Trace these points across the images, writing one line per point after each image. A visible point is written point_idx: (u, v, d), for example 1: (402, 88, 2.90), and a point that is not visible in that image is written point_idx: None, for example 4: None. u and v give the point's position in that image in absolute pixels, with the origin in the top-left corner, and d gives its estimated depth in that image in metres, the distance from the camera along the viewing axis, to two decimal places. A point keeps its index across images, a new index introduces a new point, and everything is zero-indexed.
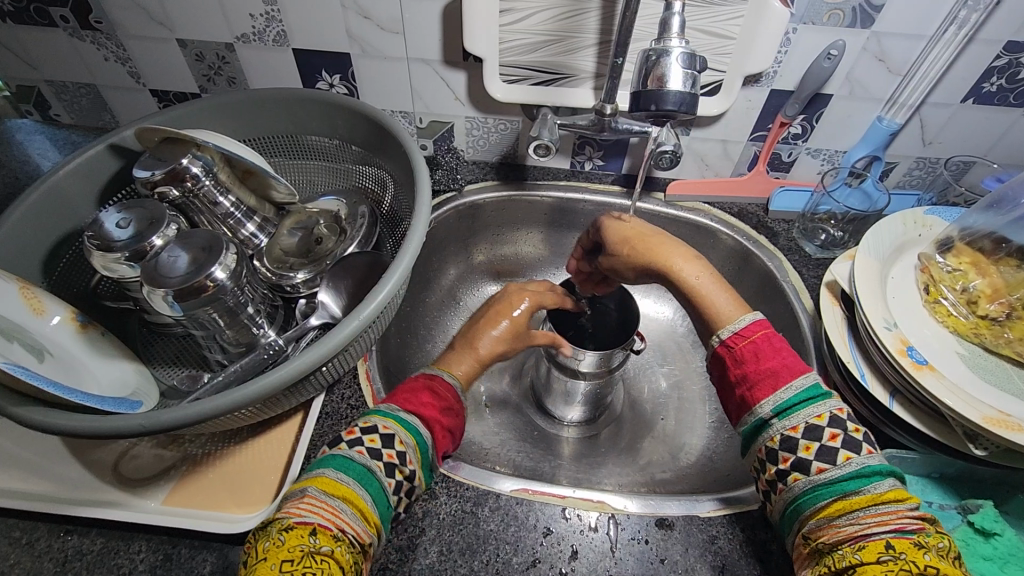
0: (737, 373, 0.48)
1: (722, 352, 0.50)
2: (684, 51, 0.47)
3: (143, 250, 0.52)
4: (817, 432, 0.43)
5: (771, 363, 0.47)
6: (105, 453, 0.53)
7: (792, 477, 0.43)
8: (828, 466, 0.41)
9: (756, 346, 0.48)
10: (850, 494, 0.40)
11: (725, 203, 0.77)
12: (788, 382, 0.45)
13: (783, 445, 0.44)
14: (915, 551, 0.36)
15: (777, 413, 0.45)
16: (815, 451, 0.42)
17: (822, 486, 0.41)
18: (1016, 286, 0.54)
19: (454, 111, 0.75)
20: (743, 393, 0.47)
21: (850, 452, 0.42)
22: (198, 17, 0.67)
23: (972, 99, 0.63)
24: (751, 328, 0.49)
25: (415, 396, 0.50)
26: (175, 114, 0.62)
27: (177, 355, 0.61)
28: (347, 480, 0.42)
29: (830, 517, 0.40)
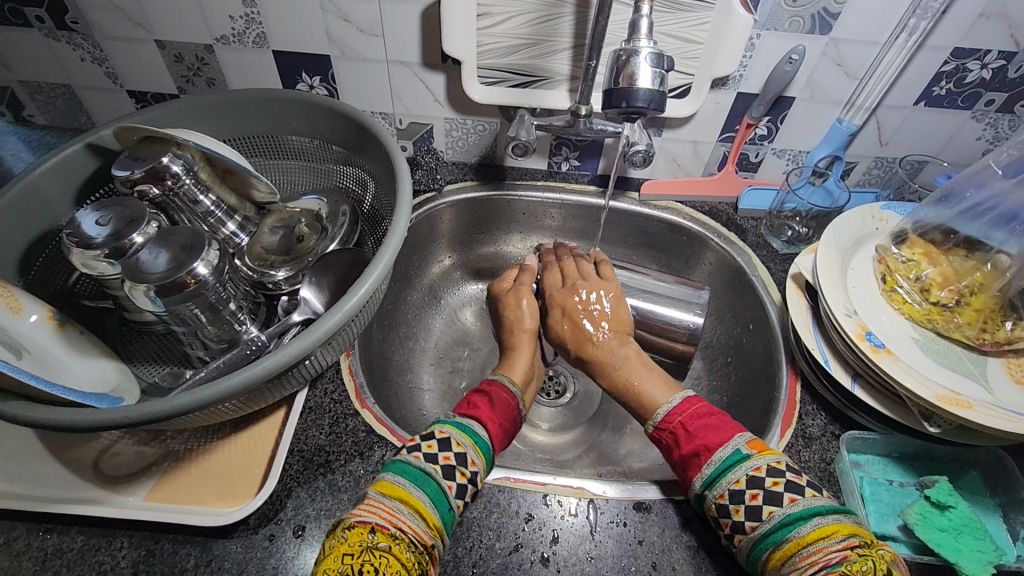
0: (673, 455, 0.52)
1: (658, 436, 0.53)
2: (652, 51, 0.49)
3: (123, 247, 0.52)
4: (739, 494, 0.45)
5: (701, 439, 0.50)
6: (86, 451, 0.52)
7: (738, 538, 0.45)
8: (757, 522, 0.44)
9: (679, 431, 0.51)
10: (782, 544, 0.42)
11: (696, 202, 0.80)
12: (710, 458, 0.48)
13: (721, 512, 0.46)
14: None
15: (705, 486, 0.48)
16: (742, 513, 0.44)
17: (761, 538, 0.43)
18: (964, 273, 0.57)
19: (433, 112, 0.76)
20: (682, 474, 0.50)
21: (771, 505, 0.44)
22: (176, 19, 0.67)
23: (923, 101, 0.67)
24: (680, 409, 0.52)
25: (469, 400, 0.54)
26: (155, 114, 0.62)
27: (158, 353, 0.61)
28: (404, 483, 0.44)
29: (776, 568, 0.42)
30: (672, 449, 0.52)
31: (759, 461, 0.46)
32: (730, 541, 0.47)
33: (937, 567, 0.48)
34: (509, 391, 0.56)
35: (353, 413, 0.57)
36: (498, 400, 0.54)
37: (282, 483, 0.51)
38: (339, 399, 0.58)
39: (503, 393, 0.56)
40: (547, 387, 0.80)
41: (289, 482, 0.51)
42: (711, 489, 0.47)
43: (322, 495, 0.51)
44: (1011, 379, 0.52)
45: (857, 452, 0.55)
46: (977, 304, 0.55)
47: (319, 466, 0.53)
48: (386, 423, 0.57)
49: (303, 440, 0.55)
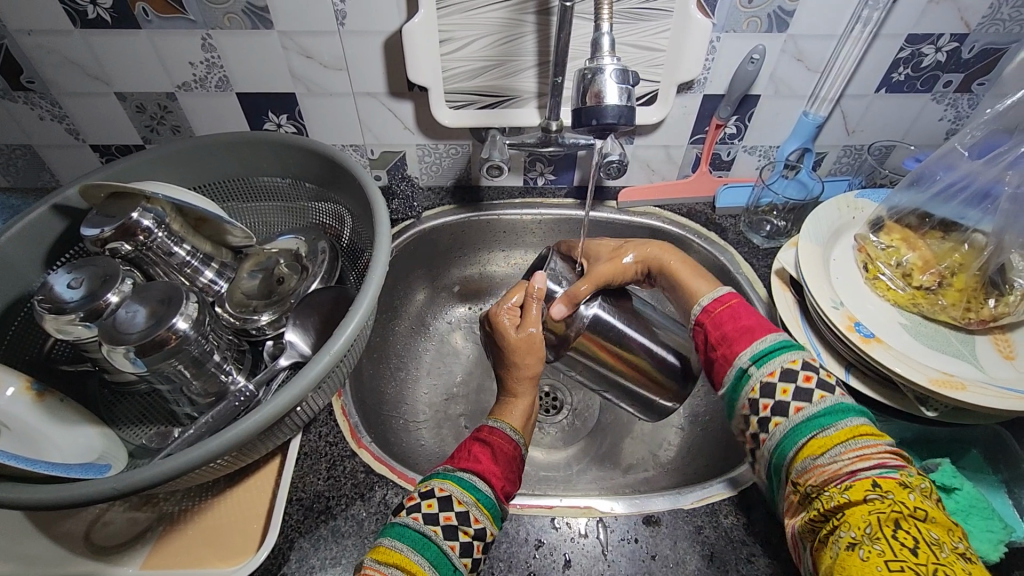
0: (715, 335, 0.52)
1: (703, 320, 0.53)
2: (616, 67, 0.49)
3: (98, 308, 0.51)
4: (793, 374, 0.45)
5: (749, 321, 0.51)
6: (75, 523, 0.50)
7: (774, 423, 0.45)
8: (804, 404, 0.44)
9: (730, 310, 0.52)
10: (829, 431, 0.41)
11: (674, 206, 0.81)
12: (762, 337, 0.49)
13: (763, 393, 0.46)
14: (901, 489, 0.38)
15: (754, 362, 0.47)
16: (792, 392, 0.44)
17: (803, 424, 0.43)
18: (943, 255, 0.58)
19: (404, 140, 0.76)
20: (721, 356, 0.51)
21: (824, 391, 0.44)
22: (135, 70, 0.66)
23: (885, 88, 0.69)
24: (726, 296, 0.53)
25: (467, 452, 0.51)
26: (118, 168, 0.61)
27: (143, 412, 0.59)
28: (402, 548, 0.42)
29: (814, 459, 0.41)
30: (708, 343, 0.52)
31: (813, 351, 0.47)
32: (756, 431, 0.46)
33: None
34: (513, 440, 0.53)
35: (350, 453, 0.56)
36: (498, 449, 0.52)
37: (283, 535, 0.50)
38: (334, 441, 0.57)
39: (503, 442, 0.52)
40: (544, 403, 0.79)
41: (291, 532, 0.50)
42: (760, 365, 0.47)
43: (327, 542, 0.50)
44: (1000, 355, 0.53)
45: None
46: (958, 284, 0.56)
47: (320, 514, 0.51)
48: (386, 461, 0.56)
49: (300, 488, 0.53)
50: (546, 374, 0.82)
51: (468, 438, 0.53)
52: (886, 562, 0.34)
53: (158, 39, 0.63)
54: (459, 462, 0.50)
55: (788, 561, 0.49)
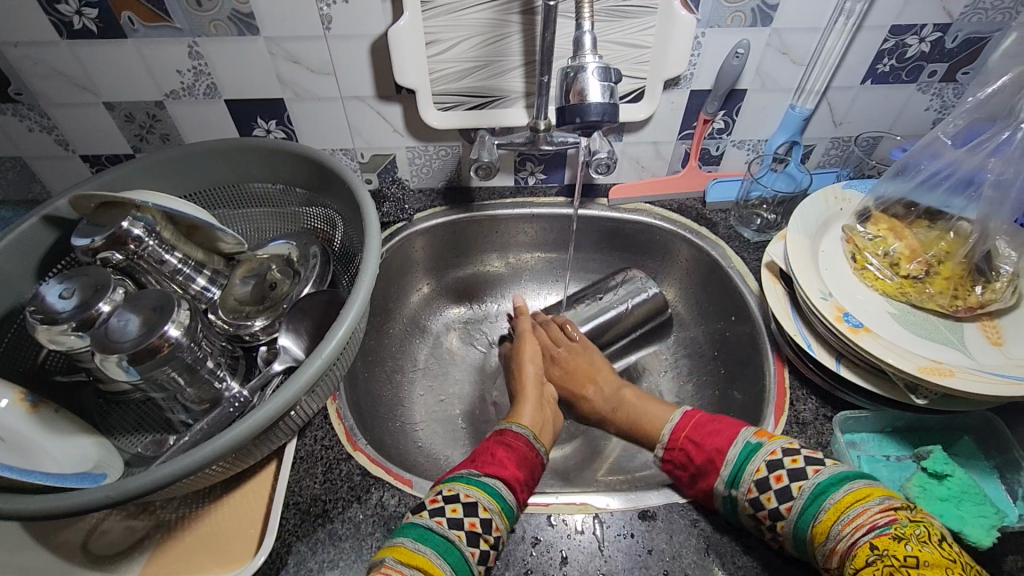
0: (687, 474, 0.54)
1: (670, 467, 0.55)
2: (598, 65, 0.50)
3: (90, 318, 0.51)
4: (765, 482, 0.48)
5: (711, 443, 0.53)
6: (73, 533, 0.50)
7: (778, 526, 0.46)
8: (791, 502, 0.46)
9: (685, 447, 0.55)
10: (820, 513, 0.44)
11: (664, 201, 0.81)
12: (726, 459, 0.51)
13: (756, 501, 0.48)
14: (895, 544, 0.40)
15: (730, 483, 0.50)
16: (775, 497, 0.47)
17: (800, 512, 0.46)
18: (930, 244, 0.58)
19: (394, 142, 0.76)
20: (700, 486, 0.52)
21: (800, 480, 0.47)
22: (122, 80, 0.67)
23: (870, 79, 0.69)
24: (681, 423, 0.56)
25: (491, 456, 0.52)
26: (108, 178, 0.60)
27: (139, 421, 0.59)
28: (427, 551, 0.43)
29: (824, 543, 0.43)
30: (687, 479, 0.54)
31: (772, 445, 0.50)
32: (769, 526, 0.47)
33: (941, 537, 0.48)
34: (533, 448, 0.55)
35: (346, 456, 0.56)
36: (520, 456, 0.53)
37: (280, 540, 0.50)
38: (330, 444, 0.57)
39: (524, 450, 0.54)
40: None
41: (288, 537, 0.50)
42: (737, 487, 0.49)
43: (324, 546, 0.50)
44: (988, 341, 0.54)
45: (851, 432, 0.55)
46: (945, 272, 0.57)
47: (317, 517, 0.52)
48: (381, 463, 0.56)
49: (297, 492, 0.53)
50: None
51: (491, 440, 0.55)
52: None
53: (145, 48, 0.63)
54: (481, 466, 0.51)
55: (784, 552, 0.50)
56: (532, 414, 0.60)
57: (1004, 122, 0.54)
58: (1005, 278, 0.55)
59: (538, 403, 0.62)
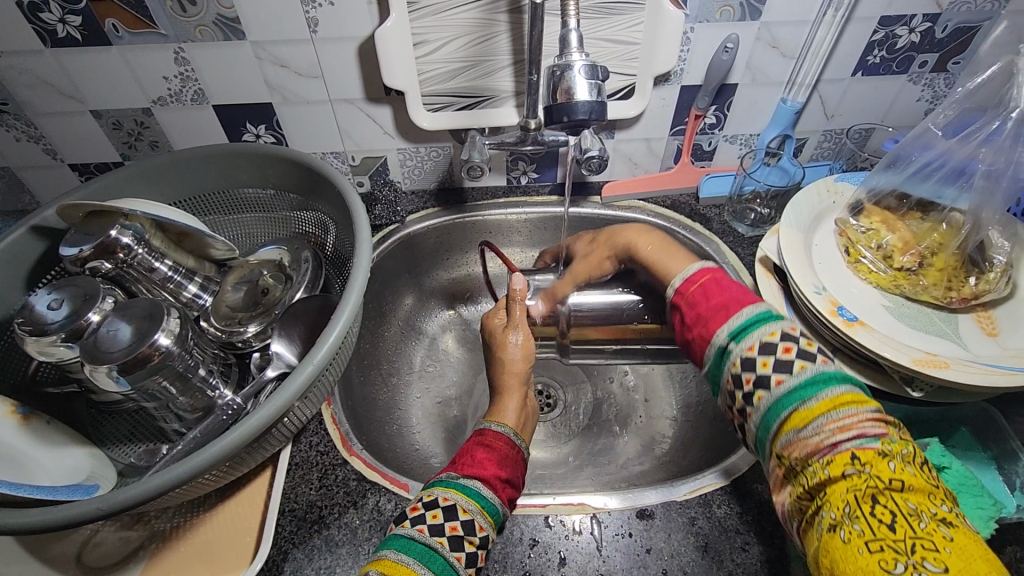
0: (692, 315, 0.50)
1: (679, 302, 0.52)
2: (585, 63, 0.49)
3: (80, 328, 0.51)
4: (771, 347, 0.43)
5: (721, 298, 0.49)
6: (67, 545, 0.50)
7: (757, 396, 0.42)
8: (784, 375, 0.41)
9: (705, 287, 0.50)
10: (810, 402, 0.39)
11: (658, 198, 0.81)
12: (737, 312, 0.47)
13: (743, 367, 0.43)
14: (880, 460, 0.36)
15: (733, 338, 0.46)
16: (772, 365, 0.42)
17: (782, 397, 0.41)
18: (923, 235, 0.58)
19: (385, 145, 0.76)
20: (698, 330, 0.49)
21: (805, 360, 0.41)
22: (109, 87, 0.66)
23: (861, 71, 0.69)
24: (700, 274, 0.52)
25: (471, 457, 0.51)
26: (96, 187, 0.60)
27: (132, 430, 0.58)
28: (410, 561, 0.41)
29: (798, 432, 0.39)
30: (685, 324, 0.51)
31: (795, 322, 0.45)
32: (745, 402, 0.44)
33: None
34: (514, 445, 0.54)
35: (342, 462, 0.56)
36: (502, 455, 0.52)
37: (276, 547, 0.50)
38: (325, 450, 0.57)
39: (507, 449, 0.52)
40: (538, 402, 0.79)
41: (284, 544, 0.50)
42: (738, 342, 0.45)
43: (321, 552, 0.50)
44: (983, 332, 0.53)
45: None
46: (939, 263, 0.56)
47: (313, 524, 0.51)
48: (377, 468, 0.56)
49: (292, 499, 0.53)
50: (539, 373, 0.82)
51: (471, 441, 0.53)
52: (867, 543, 0.33)
53: (130, 55, 0.63)
54: (460, 467, 0.50)
55: (782, 548, 0.49)
56: (516, 411, 0.58)
57: (993, 112, 0.54)
58: (999, 269, 0.54)
59: (523, 397, 0.60)
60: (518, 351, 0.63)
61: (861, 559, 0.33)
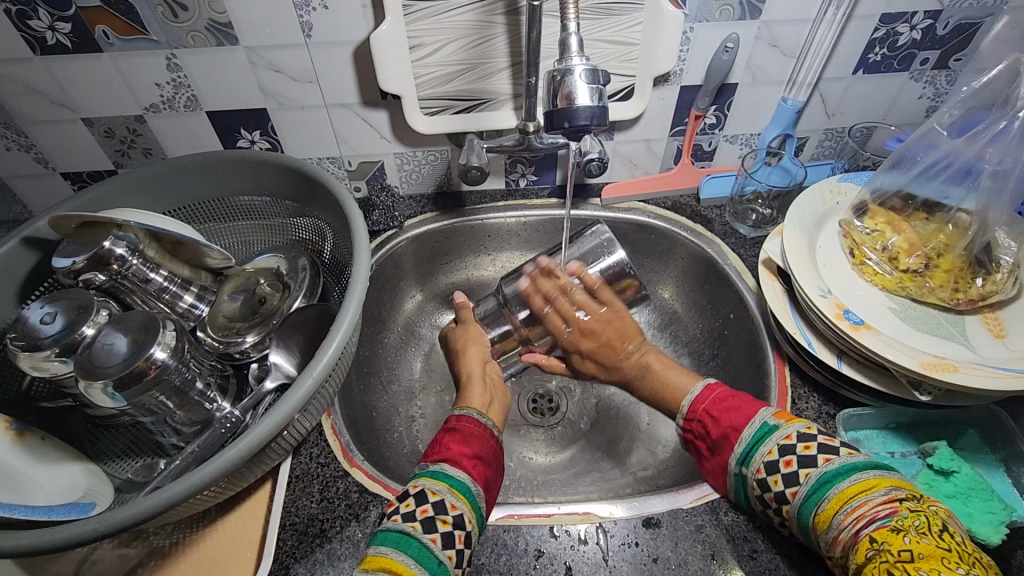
0: (704, 446, 0.52)
1: (689, 427, 0.53)
2: (586, 67, 0.49)
3: (74, 342, 0.50)
4: (775, 465, 0.46)
5: (728, 420, 0.50)
6: (64, 564, 0.49)
7: (784, 510, 0.45)
8: (795, 487, 0.44)
9: (704, 418, 0.52)
10: (822, 503, 0.42)
11: (658, 199, 0.80)
12: (739, 437, 0.48)
13: (761, 488, 0.46)
14: (894, 537, 0.37)
15: (743, 463, 0.48)
16: (781, 481, 0.45)
17: (802, 505, 0.43)
18: (929, 236, 0.58)
19: (382, 149, 0.75)
20: (716, 461, 0.51)
21: (807, 467, 0.44)
22: (100, 95, 0.65)
23: (862, 70, 0.68)
24: (702, 396, 0.53)
25: (439, 444, 0.52)
26: (89, 197, 0.59)
27: (129, 445, 0.57)
28: (387, 550, 0.42)
29: (826, 533, 0.41)
30: (700, 451, 0.53)
31: (789, 429, 0.47)
32: (777, 510, 0.46)
33: None
34: (483, 425, 0.54)
35: (343, 473, 0.55)
36: (468, 435, 0.52)
37: (278, 562, 0.49)
38: (326, 462, 0.56)
39: (472, 427, 0.53)
40: (541, 406, 0.78)
41: (285, 559, 0.49)
42: (747, 466, 0.47)
43: (323, 567, 0.49)
44: (991, 334, 0.53)
45: (855, 430, 0.55)
46: (945, 265, 0.56)
47: (314, 538, 0.51)
48: (379, 479, 0.55)
49: (293, 513, 0.52)
50: (541, 377, 0.81)
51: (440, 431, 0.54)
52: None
53: (122, 61, 0.62)
54: (431, 456, 0.51)
55: (791, 556, 0.49)
56: (476, 390, 0.59)
57: (1001, 111, 0.53)
58: (1005, 270, 0.54)
59: (482, 377, 0.62)
60: (467, 341, 0.67)
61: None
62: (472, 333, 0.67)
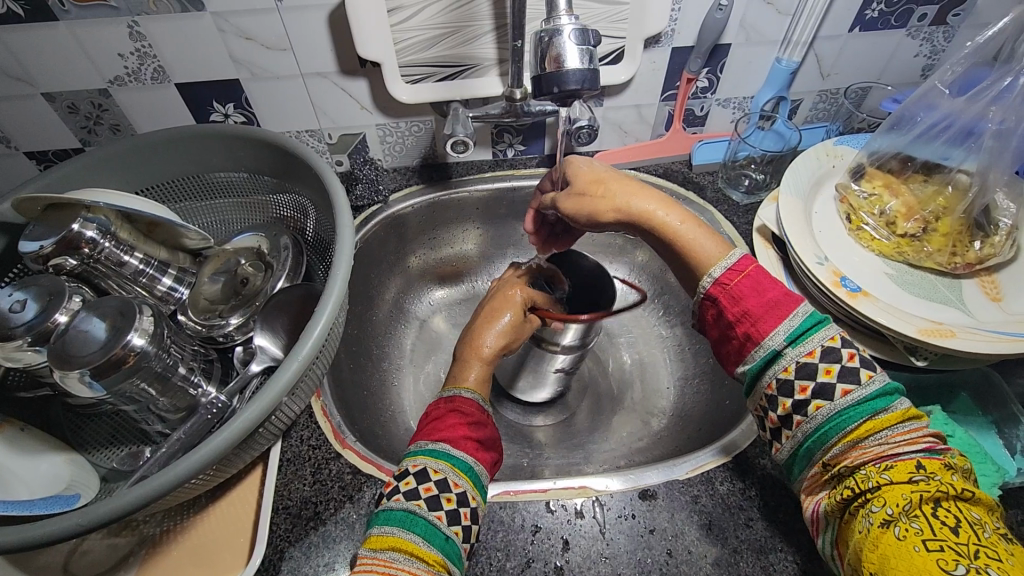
0: (736, 310, 0.44)
1: (716, 293, 0.46)
2: (575, 27, 0.46)
3: (47, 329, 0.48)
4: (834, 353, 0.41)
5: (772, 294, 0.44)
6: (52, 556, 0.48)
7: (814, 405, 0.40)
8: (852, 386, 0.39)
9: (751, 280, 0.45)
10: (880, 413, 0.38)
11: (650, 167, 0.78)
12: (793, 311, 0.43)
13: (800, 373, 0.41)
14: (946, 472, 0.36)
15: (789, 341, 0.42)
16: (837, 374, 0.40)
17: (848, 407, 0.39)
18: (927, 200, 0.57)
19: (363, 121, 0.72)
20: (746, 328, 0.44)
21: (871, 370, 0.40)
22: (60, 68, 0.61)
23: (858, 27, 0.66)
24: (744, 263, 0.45)
25: (440, 421, 0.47)
26: (56, 176, 0.56)
27: (113, 434, 0.56)
28: (414, 537, 0.39)
29: (856, 440, 0.38)
30: (724, 317, 0.45)
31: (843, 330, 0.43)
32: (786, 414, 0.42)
33: None
34: (484, 410, 0.50)
35: (335, 455, 0.54)
36: (475, 420, 0.48)
37: (272, 546, 0.48)
38: (318, 444, 0.55)
39: (473, 409, 0.49)
40: None
41: (280, 543, 0.48)
42: (797, 345, 0.42)
43: (318, 549, 0.48)
44: (986, 297, 0.53)
45: None
46: (943, 229, 0.55)
47: (309, 520, 0.50)
48: (372, 460, 0.54)
49: (285, 496, 0.52)
50: None
51: (439, 406, 0.49)
52: (924, 541, 0.33)
53: (80, 30, 0.58)
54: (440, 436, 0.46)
55: (787, 524, 0.49)
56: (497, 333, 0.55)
57: (1004, 68, 0.51)
58: (1004, 232, 0.53)
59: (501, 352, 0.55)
60: (500, 308, 0.57)
61: (916, 556, 0.32)
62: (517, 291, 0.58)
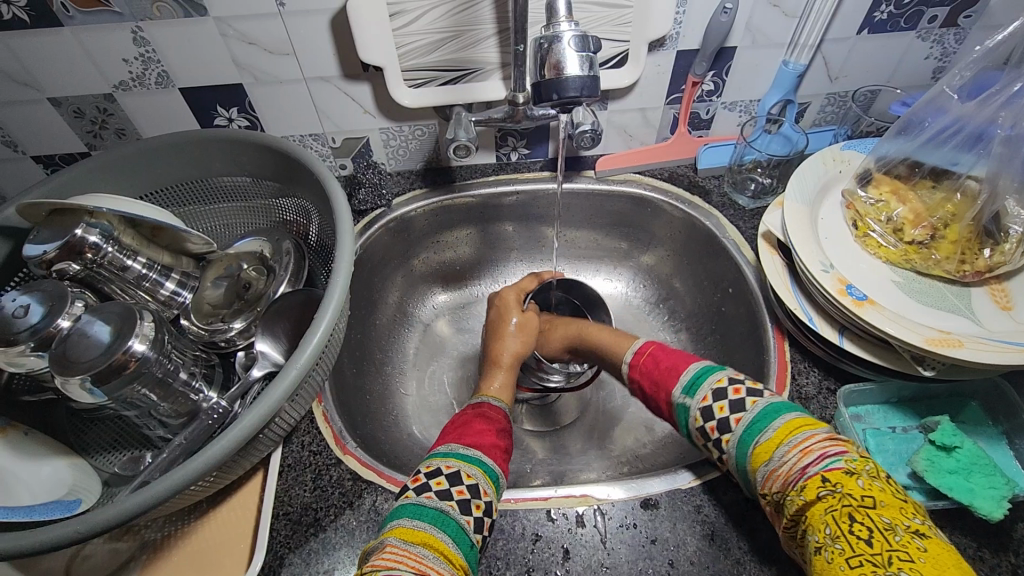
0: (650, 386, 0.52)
1: (633, 376, 0.54)
2: (574, 34, 0.46)
3: (49, 335, 0.48)
4: (722, 391, 0.46)
5: (670, 363, 0.52)
6: (55, 560, 0.48)
7: (724, 440, 0.44)
8: (743, 414, 0.44)
9: (653, 355, 0.53)
10: (768, 432, 0.42)
11: (655, 170, 0.77)
12: (685, 368, 0.50)
13: (702, 417, 0.46)
14: (848, 478, 0.37)
15: (687, 392, 0.48)
16: (728, 407, 0.45)
17: (744, 434, 0.43)
18: (935, 207, 0.56)
19: (366, 125, 0.72)
20: (661, 397, 0.51)
21: (755, 396, 0.45)
22: (66, 73, 0.61)
23: (867, 29, 0.65)
24: (643, 346, 0.55)
25: (469, 426, 0.51)
26: (60, 181, 0.56)
27: (116, 438, 0.56)
28: (445, 537, 0.40)
29: (766, 466, 0.41)
30: (647, 394, 0.53)
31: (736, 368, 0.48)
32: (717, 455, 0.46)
33: (952, 510, 0.47)
34: (508, 417, 0.55)
35: (336, 461, 0.54)
36: (500, 427, 0.52)
37: (272, 553, 0.48)
38: (318, 450, 0.55)
39: (497, 416, 0.53)
40: None
41: (279, 550, 0.49)
42: (692, 394, 0.47)
43: (318, 556, 0.48)
44: (997, 307, 0.52)
45: (855, 405, 0.54)
46: (952, 236, 0.54)
47: (309, 527, 0.50)
48: (372, 466, 0.54)
49: (285, 501, 0.52)
50: None
51: (468, 413, 0.53)
52: (848, 560, 0.34)
53: (84, 36, 0.58)
54: (467, 439, 0.49)
55: None
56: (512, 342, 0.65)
57: (1014, 73, 0.51)
58: (1015, 240, 0.52)
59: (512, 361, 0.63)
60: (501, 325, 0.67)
61: None
62: (508, 299, 0.69)
